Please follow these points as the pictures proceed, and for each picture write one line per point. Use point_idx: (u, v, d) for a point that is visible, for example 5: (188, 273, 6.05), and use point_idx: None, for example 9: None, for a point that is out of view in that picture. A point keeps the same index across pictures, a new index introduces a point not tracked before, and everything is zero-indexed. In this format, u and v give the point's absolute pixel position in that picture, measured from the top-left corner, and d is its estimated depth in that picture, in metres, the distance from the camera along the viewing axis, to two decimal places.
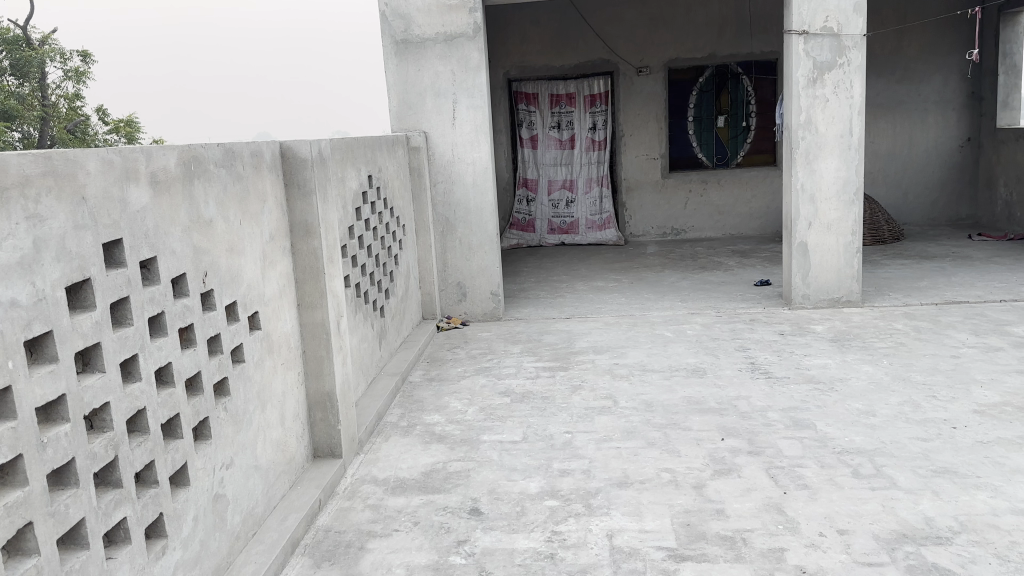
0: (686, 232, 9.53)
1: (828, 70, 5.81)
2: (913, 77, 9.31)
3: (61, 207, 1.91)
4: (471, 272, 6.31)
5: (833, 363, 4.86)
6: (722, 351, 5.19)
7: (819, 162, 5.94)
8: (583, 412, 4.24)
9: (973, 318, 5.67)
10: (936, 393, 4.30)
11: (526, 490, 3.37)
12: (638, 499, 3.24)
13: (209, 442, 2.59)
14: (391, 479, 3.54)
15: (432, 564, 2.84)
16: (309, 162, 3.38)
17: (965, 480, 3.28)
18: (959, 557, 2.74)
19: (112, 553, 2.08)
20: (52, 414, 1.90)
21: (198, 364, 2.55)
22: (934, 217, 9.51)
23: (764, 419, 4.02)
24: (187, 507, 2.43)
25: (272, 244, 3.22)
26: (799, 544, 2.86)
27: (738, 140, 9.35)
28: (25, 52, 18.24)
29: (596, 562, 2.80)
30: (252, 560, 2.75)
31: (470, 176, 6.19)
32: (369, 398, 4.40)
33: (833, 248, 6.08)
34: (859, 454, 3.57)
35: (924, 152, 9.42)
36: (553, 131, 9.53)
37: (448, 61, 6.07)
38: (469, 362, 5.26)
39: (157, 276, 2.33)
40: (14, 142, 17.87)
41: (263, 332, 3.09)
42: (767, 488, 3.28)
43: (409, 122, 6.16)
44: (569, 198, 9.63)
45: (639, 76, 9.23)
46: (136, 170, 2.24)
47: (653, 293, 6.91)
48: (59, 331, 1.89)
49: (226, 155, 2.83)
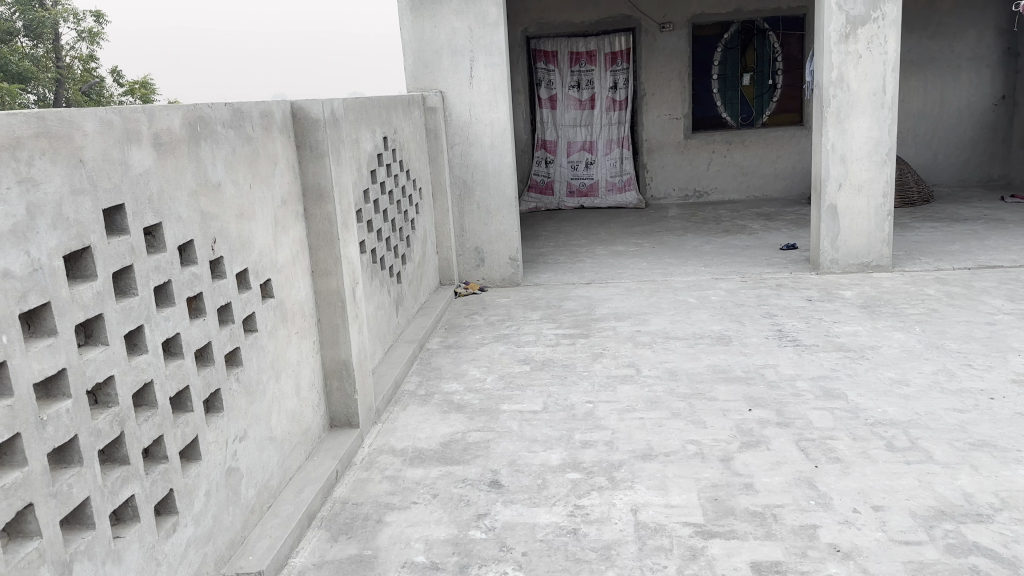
0: (708, 194, 9.33)
1: (861, 24, 5.55)
2: (948, 33, 8.96)
3: (56, 170, 1.80)
4: (489, 237, 6.19)
5: (864, 330, 4.70)
6: (748, 318, 5.04)
7: (851, 122, 5.72)
8: (605, 380, 4.14)
9: (1008, 282, 5.47)
10: (972, 361, 4.15)
11: (547, 462, 3.27)
12: (663, 472, 3.14)
13: (221, 414, 2.51)
14: (410, 450, 3.46)
15: (451, 539, 2.76)
16: (321, 124, 3.25)
17: (1005, 454, 3.15)
18: (1001, 536, 2.61)
19: (120, 532, 2.01)
20: (52, 390, 1.81)
21: (209, 334, 2.46)
22: (965, 178, 9.22)
23: (792, 389, 3.89)
24: (199, 482, 2.35)
25: (284, 209, 3.11)
26: (832, 521, 2.75)
27: (764, 99, 9.07)
28: (37, 13, 17.95)
29: (621, 538, 2.71)
30: (268, 535, 2.68)
31: (488, 137, 6.03)
32: (385, 366, 4.31)
33: (863, 211, 5.87)
34: (893, 426, 3.44)
35: (956, 111, 9.11)
36: (572, 91, 9.27)
37: (464, 17, 5.87)
38: (488, 328, 5.15)
39: (162, 243, 2.23)
40: (30, 105, 17.68)
41: (277, 300, 3.00)
42: (798, 462, 3.17)
43: (425, 81, 5.99)
44: (589, 159, 9.40)
45: (661, 32, 8.97)
46: (137, 131, 2.12)
47: (675, 257, 6.75)
48: (57, 303, 1.79)
49: (234, 115, 2.70)
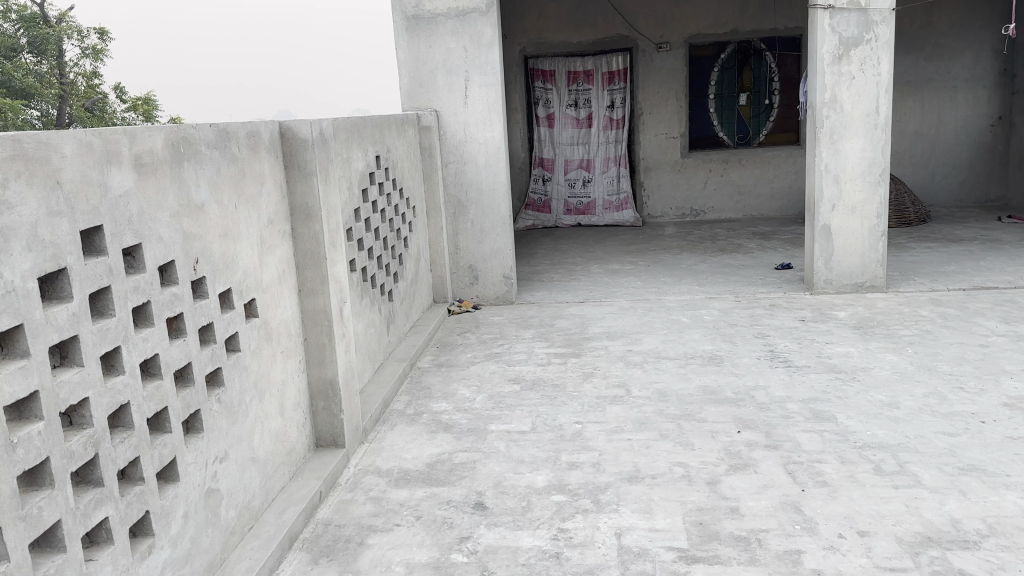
0: (705, 213, 9.34)
1: (854, 46, 5.58)
2: (943, 54, 9.00)
3: (31, 192, 1.80)
4: (483, 255, 6.19)
5: (856, 351, 4.69)
6: (740, 338, 5.03)
7: (845, 142, 5.73)
8: (594, 401, 4.12)
9: (1003, 304, 5.46)
10: (963, 384, 4.13)
11: (533, 484, 3.25)
12: (648, 495, 3.12)
13: (201, 435, 2.50)
14: (395, 470, 3.44)
15: (433, 562, 2.74)
16: (310, 144, 3.26)
17: (994, 479, 3.13)
18: (987, 563, 2.59)
19: (92, 555, 1.99)
20: (24, 412, 1.80)
21: (189, 354, 2.45)
22: (962, 199, 9.23)
23: (782, 411, 3.87)
24: (177, 504, 2.34)
25: (270, 228, 3.11)
26: (817, 546, 2.73)
27: (760, 119, 9.12)
28: (42, 30, 18.32)
29: (604, 562, 2.69)
30: (247, 557, 2.66)
31: (483, 156, 6.04)
32: (374, 385, 4.30)
33: (857, 231, 5.87)
34: (882, 450, 3.42)
35: (953, 132, 9.12)
36: (570, 110, 9.30)
37: (460, 37, 5.90)
38: (479, 347, 5.14)
39: (142, 264, 2.22)
40: (33, 122, 17.77)
41: (261, 320, 2.99)
42: (785, 485, 3.15)
43: (420, 100, 6.02)
44: (586, 177, 9.42)
45: (658, 52, 9.02)
46: (118, 152, 2.12)
47: (670, 276, 6.74)
48: (31, 326, 1.79)
49: (220, 136, 2.71)
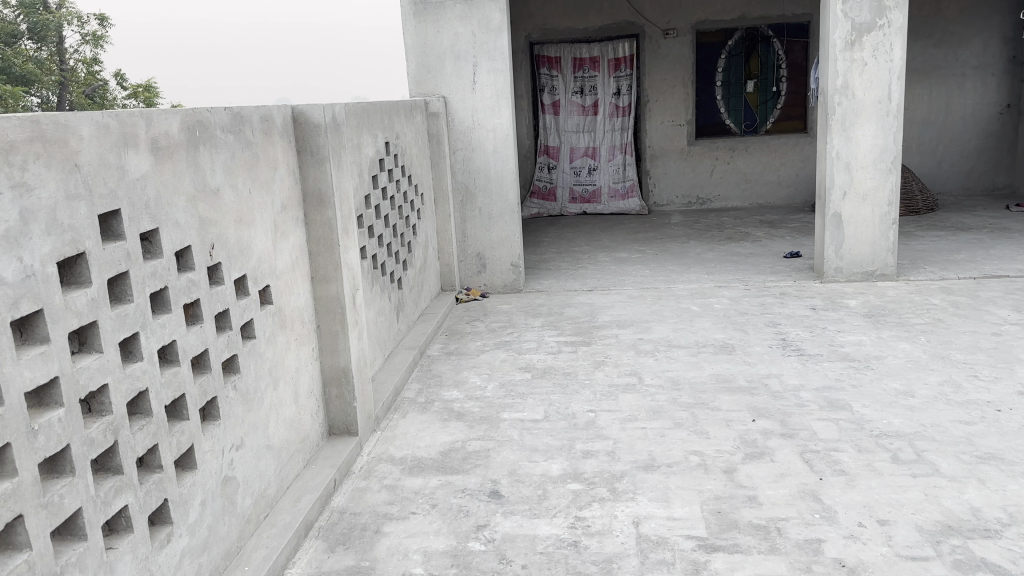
0: (711, 201, 9.30)
1: (867, 32, 5.52)
2: (952, 41, 8.93)
3: (50, 175, 1.76)
4: (491, 243, 6.16)
5: (868, 340, 4.66)
6: (751, 327, 5.00)
7: (856, 130, 5.69)
8: (607, 389, 4.09)
9: (1014, 293, 5.42)
10: (978, 372, 4.11)
11: (548, 472, 3.23)
12: (665, 484, 3.10)
13: (217, 422, 2.47)
14: (409, 458, 3.42)
15: (450, 550, 2.72)
16: (322, 128, 3.22)
17: (1013, 467, 3.10)
18: (1009, 552, 2.57)
19: (112, 543, 1.97)
20: (45, 398, 1.77)
21: (206, 341, 2.42)
22: (970, 187, 9.18)
23: (797, 399, 3.85)
24: (194, 492, 2.32)
25: (284, 214, 3.08)
26: (837, 535, 2.71)
27: (768, 106, 9.06)
28: (42, 16, 18.17)
29: (623, 551, 2.67)
30: (264, 545, 2.64)
31: (491, 143, 6.00)
32: (385, 373, 4.28)
33: (868, 219, 5.83)
34: (898, 438, 3.39)
35: (961, 120, 9.07)
36: (575, 97, 9.25)
37: (468, 22, 5.85)
38: (489, 335, 5.11)
39: (160, 249, 2.19)
40: (33, 108, 17.69)
41: (276, 307, 2.96)
42: (802, 474, 3.12)
43: (428, 85, 5.96)
44: (592, 165, 9.36)
45: (665, 38, 8.95)
46: (135, 135, 2.09)
47: (678, 265, 6.71)
48: (50, 311, 1.75)
49: (234, 120, 2.67)
